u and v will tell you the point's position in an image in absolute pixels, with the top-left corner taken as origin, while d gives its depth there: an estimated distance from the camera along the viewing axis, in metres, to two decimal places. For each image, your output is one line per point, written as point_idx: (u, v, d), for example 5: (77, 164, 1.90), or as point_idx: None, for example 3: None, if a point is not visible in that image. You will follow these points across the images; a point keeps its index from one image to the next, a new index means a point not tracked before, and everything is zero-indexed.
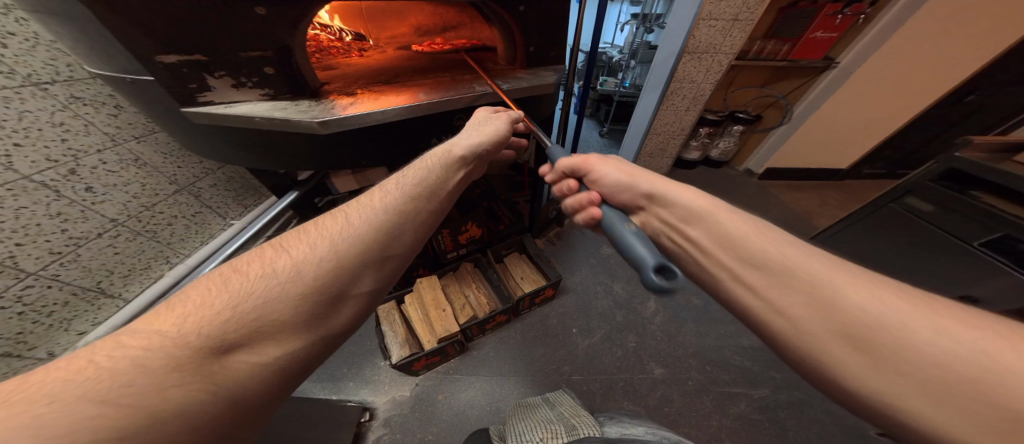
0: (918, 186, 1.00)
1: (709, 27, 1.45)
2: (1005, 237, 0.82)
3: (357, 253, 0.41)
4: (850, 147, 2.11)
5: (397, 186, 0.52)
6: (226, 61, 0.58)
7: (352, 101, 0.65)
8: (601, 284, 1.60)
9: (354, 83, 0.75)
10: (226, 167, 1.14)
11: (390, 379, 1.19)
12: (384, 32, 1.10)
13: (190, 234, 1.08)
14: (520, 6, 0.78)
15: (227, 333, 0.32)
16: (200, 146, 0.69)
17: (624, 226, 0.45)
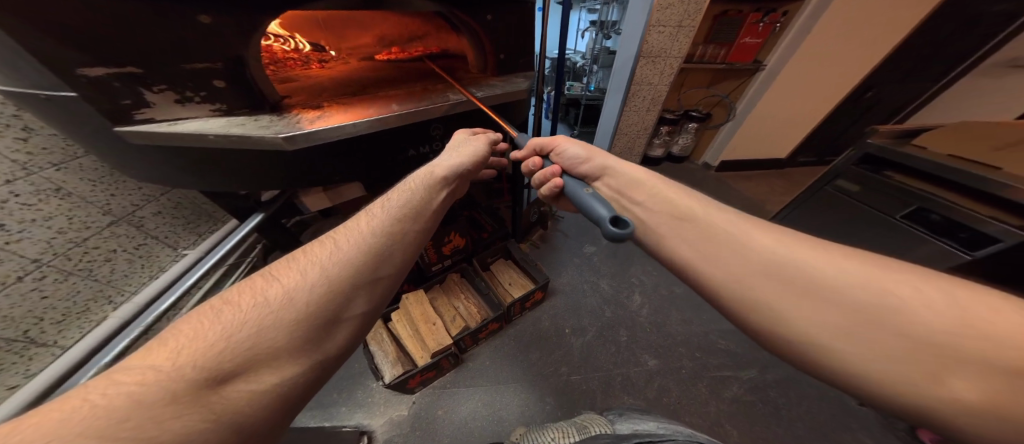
0: (843, 170, 1.10)
1: (659, 33, 1.66)
2: (919, 209, 0.90)
3: (350, 273, 0.36)
4: (788, 138, 2.21)
5: (384, 208, 0.47)
6: (165, 74, 0.55)
7: (320, 114, 0.61)
8: (588, 281, 1.59)
9: (318, 96, 0.72)
10: (170, 192, 1.02)
11: (385, 400, 1.15)
12: (346, 43, 1.06)
13: (134, 270, 0.96)
14: (487, 15, 0.77)
15: (221, 365, 0.27)
16: (144, 168, 0.63)
17: (582, 190, 0.49)
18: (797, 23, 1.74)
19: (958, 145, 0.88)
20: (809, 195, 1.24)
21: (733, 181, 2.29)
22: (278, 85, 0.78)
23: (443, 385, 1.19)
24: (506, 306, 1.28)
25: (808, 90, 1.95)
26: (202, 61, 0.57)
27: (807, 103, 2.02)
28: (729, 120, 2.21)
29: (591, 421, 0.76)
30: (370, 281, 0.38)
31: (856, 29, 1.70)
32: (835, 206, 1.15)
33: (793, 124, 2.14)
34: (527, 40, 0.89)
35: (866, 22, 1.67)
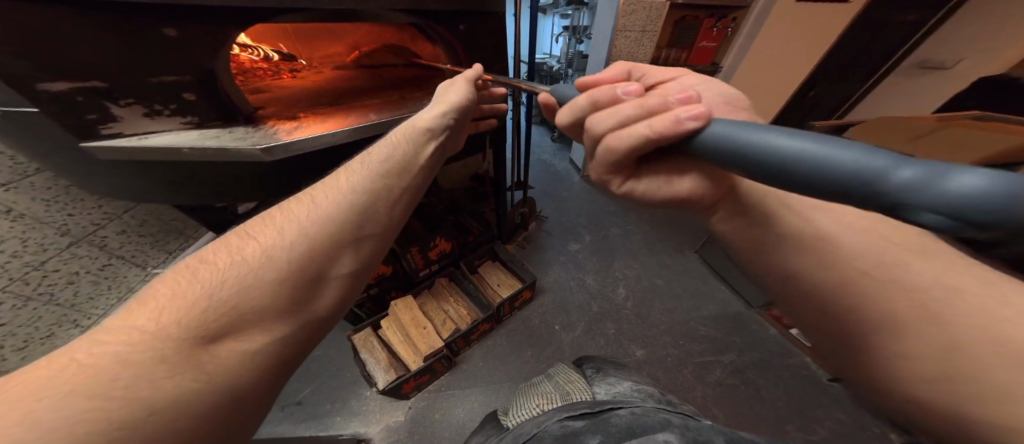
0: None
1: (626, 38, 1.76)
2: None
3: (331, 234, 0.35)
4: None
5: (364, 165, 0.44)
6: (132, 86, 0.53)
7: (298, 124, 0.61)
8: (574, 278, 1.63)
9: (293, 106, 0.72)
10: (135, 208, 0.94)
11: (380, 407, 1.13)
12: (318, 52, 1.05)
13: (101, 291, 0.91)
14: (459, 26, 0.80)
15: (207, 325, 0.27)
16: (111, 181, 0.60)
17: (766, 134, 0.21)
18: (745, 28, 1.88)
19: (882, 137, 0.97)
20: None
21: None
22: (249, 96, 0.76)
23: (438, 389, 1.19)
24: (495, 306, 1.30)
25: (762, 89, 2.12)
26: (171, 74, 0.56)
27: (762, 101, 2.18)
28: None
29: (572, 385, 0.79)
30: (352, 237, 0.37)
31: (798, 33, 1.87)
32: None
33: None
34: (500, 48, 0.92)
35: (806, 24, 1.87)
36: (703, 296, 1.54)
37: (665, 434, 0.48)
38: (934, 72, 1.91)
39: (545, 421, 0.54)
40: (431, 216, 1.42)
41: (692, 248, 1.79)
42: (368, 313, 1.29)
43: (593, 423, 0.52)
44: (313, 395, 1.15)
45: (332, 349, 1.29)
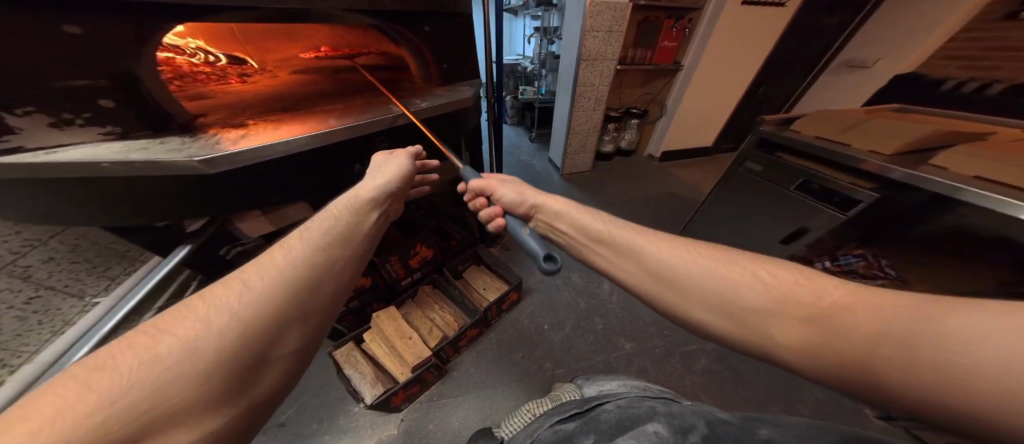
0: (748, 154, 1.20)
1: (594, 38, 1.80)
2: (805, 182, 1.03)
3: (271, 311, 0.31)
4: (712, 127, 2.49)
5: (306, 237, 0.39)
6: (34, 94, 0.48)
7: (245, 131, 0.57)
8: (560, 277, 1.63)
9: (240, 113, 0.67)
10: (61, 233, 0.91)
11: (370, 422, 1.07)
12: (272, 55, 1.01)
13: (31, 328, 0.81)
14: (425, 26, 0.77)
15: (109, 435, 0.21)
16: (15, 200, 0.51)
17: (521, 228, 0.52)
18: (701, 29, 1.98)
19: (824, 127, 1.01)
20: (727, 177, 1.31)
21: (677, 170, 2.52)
22: (185, 102, 0.70)
23: (430, 399, 1.15)
24: (482, 310, 1.27)
25: (724, 85, 2.22)
26: (82, 78, 0.51)
27: (725, 97, 2.30)
28: (663, 115, 2.43)
29: (561, 389, 0.80)
30: (297, 318, 0.33)
31: (748, 33, 1.96)
32: (744, 185, 1.26)
33: (716, 114, 2.42)
34: (468, 50, 0.90)
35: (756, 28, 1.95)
36: None
37: (654, 424, 0.43)
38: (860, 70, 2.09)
39: (536, 428, 0.53)
40: (410, 222, 1.37)
41: None
42: (349, 327, 1.22)
43: (584, 423, 0.50)
44: (296, 416, 1.07)
45: (311, 368, 1.21)
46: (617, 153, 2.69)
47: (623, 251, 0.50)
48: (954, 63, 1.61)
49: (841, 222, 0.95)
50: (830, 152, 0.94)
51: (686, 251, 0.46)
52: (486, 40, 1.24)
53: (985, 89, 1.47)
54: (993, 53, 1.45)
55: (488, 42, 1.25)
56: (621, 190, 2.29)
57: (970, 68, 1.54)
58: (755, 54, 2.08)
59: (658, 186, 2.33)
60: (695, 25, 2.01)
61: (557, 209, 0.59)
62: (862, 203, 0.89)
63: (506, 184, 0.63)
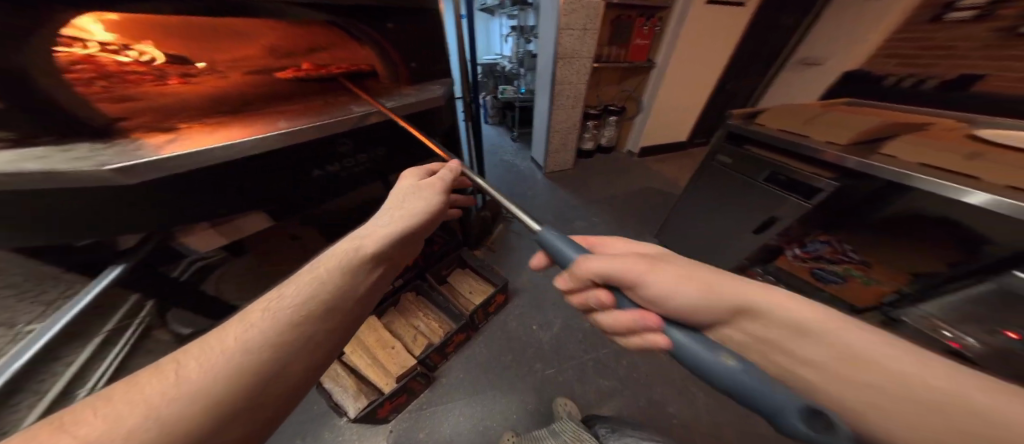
0: (719, 147, 1.23)
1: (570, 36, 1.80)
2: (772, 173, 1.06)
3: (202, 409, 0.26)
4: (687, 122, 2.57)
5: (296, 290, 0.36)
6: None
7: (174, 136, 0.49)
8: (547, 275, 1.63)
9: (174, 117, 0.60)
10: None
11: (359, 434, 1.03)
12: (220, 56, 0.91)
13: None
14: (388, 23, 0.73)
15: None
16: None
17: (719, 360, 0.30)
18: (671, 27, 2.03)
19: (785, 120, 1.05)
20: (701, 170, 1.34)
21: (654, 165, 2.58)
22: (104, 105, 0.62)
23: (420, 407, 1.11)
24: (468, 314, 1.23)
25: (697, 81, 2.29)
26: None
27: (697, 93, 2.37)
28: (640, 112, 2.48)
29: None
30: (244, 401, 0.29)
31: (716, 32, 2.03)
32: (715, 177, 1.29)
33: (690, 110, 2.49)
34: (437, 47, 0.86)
35: (721, 25, 2.01)
36: None
37: None
38: (813, 68, 2.19)
39: None
40: None
41: (650, 233, 1.87)
42: None
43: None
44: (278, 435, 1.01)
45: None
46: (598, 150, 2.73)
47: (792, 338, 0.34)
48: (892, 61, 1.76)
49: (807, 211, 0.97)
50: (792, 144, 0.97)
51: (847, 327, 0.33)
52: (458, 38, 1.21)
53: (921, 84, 1.61)
54: (924, 52, 1.60)
55: (460, 41, 1.22)
56: (603, 186, 2.31)
57: (907, 66, 1.68)
58: (722, 51, 2.15)
59: (637, 181, 2.36)
60: (665, 24, 2.06)
61: (811, 329, 0.33)
62: (823, 191, 0.92)
63: (658, 266, 0.39)
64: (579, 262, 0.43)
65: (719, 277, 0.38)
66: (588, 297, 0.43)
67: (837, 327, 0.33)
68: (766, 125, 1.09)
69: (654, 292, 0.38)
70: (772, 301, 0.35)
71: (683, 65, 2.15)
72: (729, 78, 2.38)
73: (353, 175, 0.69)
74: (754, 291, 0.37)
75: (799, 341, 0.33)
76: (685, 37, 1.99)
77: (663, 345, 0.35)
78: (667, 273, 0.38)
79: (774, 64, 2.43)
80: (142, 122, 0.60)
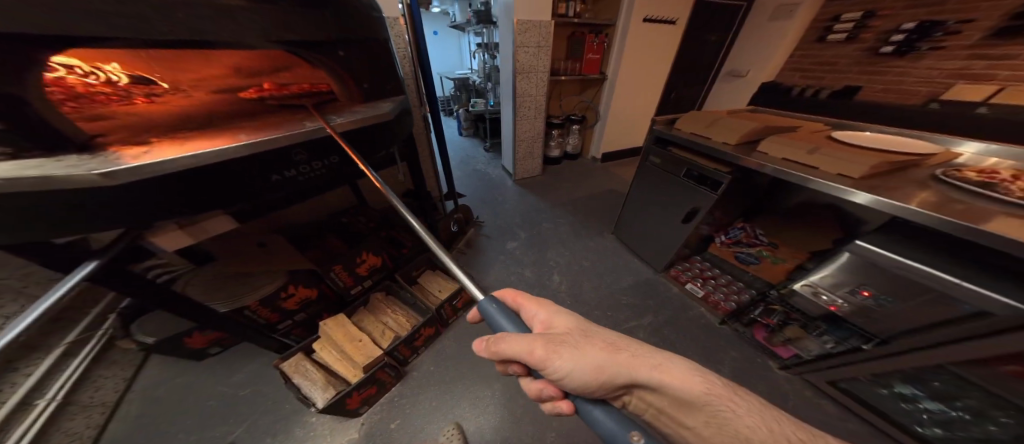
0: (650, 150, 1.43)
1: (526, 53, 1.99)
2: (690, 170, 1.25)
3: None
4: (640, 128, 2.81)
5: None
6: None
7: (147, 149, 0.57)
8: (514, 273, 1.74)
9: (147, 133, 0.67)
10: None
11: (330, 429, 1.08)
12: (184, 76, 0.99)
13: None
14: (340, 52, 0.82)
15: None
16: None
17: (600, 415, 0.41)
18: (616, 44, 2.27)
19: (695, 125, 1.26)
20: (640, 169, 1.53)
21: (615, 169, 2.79)
22: (87, 123, 0.69)
23: (391, 399, 1.18)
24: (433, 309, 1.31)
25: (645, 91, 2.53)
26: None
27: (647, 102, 2.63)
28: (598, 120, 2.71)
29: None
30: None
31: (656, 48, 2.28)
32: (651, 175, 1.47)
33: (641, 119, 2.74)
34: (389, 71, 0.97)
35: (660, 42, 2.27)
36: (623, 269, 1.74)
37: None
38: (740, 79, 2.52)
39: None
40: (358, 232, 1.39)
41: (609, 229, 2.04)
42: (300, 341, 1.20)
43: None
44: (246, 434, 1.03)
45: (258, 384, 1.16)
46: (564, 157, 2.92)
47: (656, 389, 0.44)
48: (795, 74, 2.14)
49: (712, 200, 1.19)
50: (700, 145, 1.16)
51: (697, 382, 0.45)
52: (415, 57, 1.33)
53: (817, 94, 2.00)
54: (818, 67, 1.98)
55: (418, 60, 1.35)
56: (568, 190, 2.47)
57: (806, 78, 2.06)
58: (663, 65, 2.42)
59: (598, 184, 2.55)
60: (611, 41, 2.30)
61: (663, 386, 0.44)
62: (722, 182, 1.13)
63: (556, 349, 0.44)
64: (504, 340, 0.47)
65: (599, 353, 0.44)
66: (506, 367, 0.50)
67: (719, 398, 0.44)
68: (683, 129, 1.30)
69: (554, 372, 0.44)
70: (619, 359, 0.44)
71: (630, 76, 2.38)
72: (675, 89, 2.65)
73: (311, 179, 0.76)
74: (662, 372, 0.45)
75: (679, 409, 0.44)
76: (629, 52, 2.23)
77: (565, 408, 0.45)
78: (563, 355, 0.44)
79: (711, 76, 2.73)
80: (122, 137, 0.63)
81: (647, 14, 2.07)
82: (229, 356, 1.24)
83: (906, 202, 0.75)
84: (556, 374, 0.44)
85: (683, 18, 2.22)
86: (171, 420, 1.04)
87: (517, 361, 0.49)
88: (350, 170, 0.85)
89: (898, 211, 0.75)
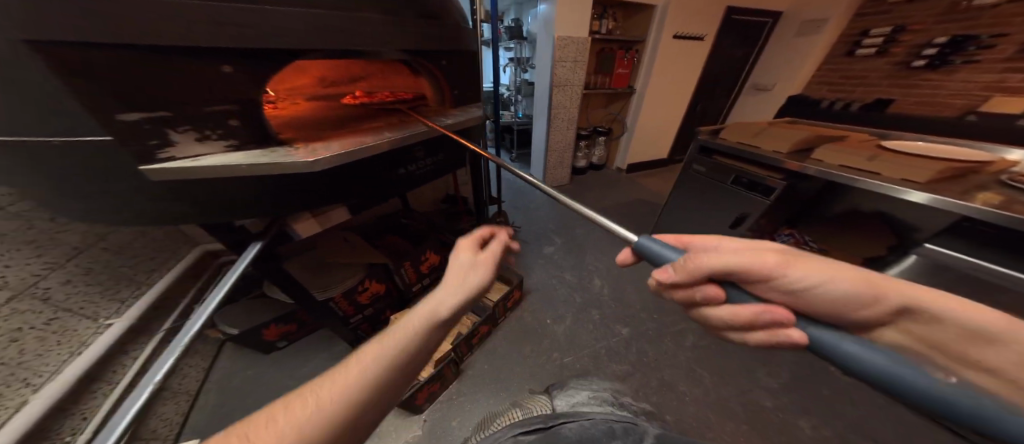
0: (694, 158, 1.48)
1: (564, 67, 2.11)
2: (739, 177, 1.30)
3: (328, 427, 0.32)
4: (665, 140, 2.88)
5: (375, 359, 0.37)
6: (191, 115, 0.56)
7: (314, 143, 0.67)
8: (555, 276, 1.78)
9: (296, 131, 0.77)
10: (106, 239, 0.89)
11: (393, 426, 1.10)
12: (282, 83, 1.10)
13: (49, 348, 0.73)
14: (442, 61, 0.91)
15: None
16: (113, 189, 0.55)
17: (850, 347, 0.27)
18: (645, 60, 2.38)
19: (741, 135, 1.33)
20: (682, 177, 1.58)
21: (641, 179, 2.84)
22: None
23: (450, 398, 1.19)
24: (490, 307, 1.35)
25: (672, 103, 2.63)
26: (220, 104, 0.59)
27: (672, 114, 2.72)
28: (624, 132, 2.78)
29: (534, 403, 0.98)
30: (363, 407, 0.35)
31: (683, 63, 2.39)
32: (695, 183, 1.53)
33: (667, 131, 2.82)
34: (472, 81, 1.07)
35: (686, 58, 2.38)
36: None
37: None
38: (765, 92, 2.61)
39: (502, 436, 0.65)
40: (418, 232, 1.44)
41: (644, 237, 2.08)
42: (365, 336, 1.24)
43: (543, 436, 0.64)
44: None
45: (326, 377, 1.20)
46: (590, 168, 2.99)
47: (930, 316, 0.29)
48: (824, 87, 2.26)
49: (765, 207, 1.22)
50: (752, 153, 1.23)
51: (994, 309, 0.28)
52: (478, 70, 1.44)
53: (848, 106, 2.10)
54: (848, 80, 2.11)
55: None
56: (598, 197, 2.52)
57: (837, 91, 2.18)
58: (688, 80, 2.53)
59: (628, 193, 2.61)
60: (641, 56, 2.41)
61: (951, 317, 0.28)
62: (777, 190, 1.17)
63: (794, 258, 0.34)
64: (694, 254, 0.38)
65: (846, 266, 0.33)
66: (696, 292, 0.38)
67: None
68: (728, 139, 1.37)
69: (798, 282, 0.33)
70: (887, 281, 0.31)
71: (659, 88, 2.48)
72: (699, 103, 2.74)
73: (422, 173, 0.90)
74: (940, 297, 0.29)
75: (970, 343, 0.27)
76: (659, 67, 2.34)
77: (800, 340, 0.32)
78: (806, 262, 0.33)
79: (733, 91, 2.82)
80: (294, 135, 0.74)
81: (676, 31, 2.19)
82: (295, 349, 1.29)
83: (968, 201, 0.80)
84: (779, 286, 0.34)
85: (710, 35, 2.34)
86: (247, 407, 1.08)
87: (711, 281, 0.38)
88: (444, 166, 0.98)
89: (959, 209, 0.80)
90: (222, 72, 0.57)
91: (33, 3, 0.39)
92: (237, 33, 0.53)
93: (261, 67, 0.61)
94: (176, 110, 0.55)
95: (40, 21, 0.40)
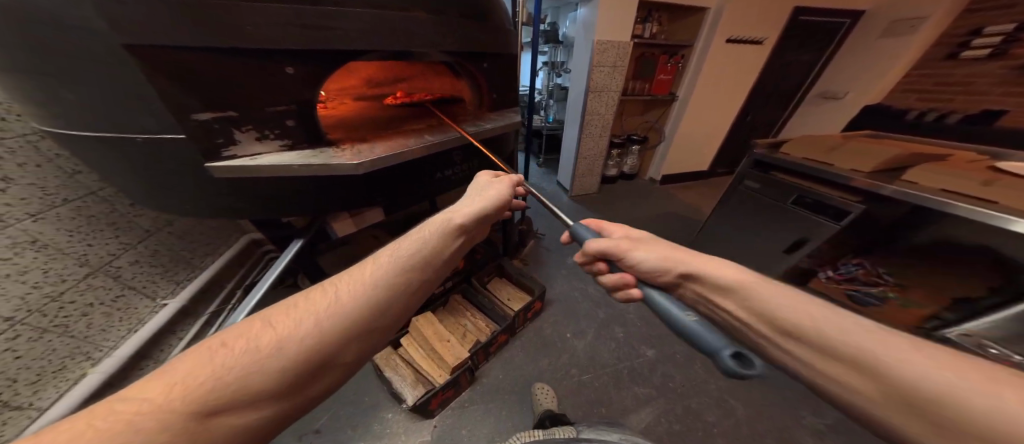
0: (746, 173, 1.36)
1: (602, 72, 2.04)
2: (800, 196, 1.16)
3: (347, 318, 0.32)
4: (704, 150, 2.69)
5: (392, 256, 0.40)
6: (255, 116, 0.59)
7: (361, 144, 0.68)
8: (578, 288, 1.70)
9: (344, 131, 0.79)
10: (172, 225, 0.97)
11: (403, 428, 1.08)
12: (332, 83, 1.14)
13: (112, 324, 0.81)
14: (484, 63, 0.90)
15: (277, 365, 0.28)
16: (180, 181, 0.60)
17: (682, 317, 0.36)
18: (691, 65, 2.24)
19: (804, 150, 1.20)
20: (729, 193, 1.46)
21: (675, 191, 2.67)
22: None
23: (462, 404, 1.16)
24: (512, 315, 1.32)
25: (717, 111, 2.44)
26: (282, 104, 0.62)
27: (716, 123, 2.53)
28: (662, 140, 2.63)
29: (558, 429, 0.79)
30: (382, 303, 0.36)
31: (734, 67, 2.22)
32: (744, 201, 1.39)
33: (710, 140, 2.62)
34: (510, 85, 1.05)
35: (740, 63, 2.20)
36: None
37: None
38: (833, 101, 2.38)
39: None
40: None
41: None
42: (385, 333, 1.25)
43: None
44: (331, 423, 1.08)
45: None
46: (620, 177, 2.85)
47: None
48: (911, 95, 2.01)
49: (833, 232, 1.07)
50: (818, 170, 1.10)
51: None
52: None
53: (943, 119, 1.84)
54: (946, 88, 1.85)
55: None
56: (628, 206, 2.39)
57: (930, 101, 1.92)
58: (739, 86, 2.34)
59: (659, 205, 2.46)
60: (687, 62, 2.27)
61: None
62: (852, 214, 1.01)
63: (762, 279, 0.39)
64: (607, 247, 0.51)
65: None
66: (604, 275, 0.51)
67: None
68: (789, 154, 1.24)
69: None
70: None
71: (704, 94, 2.31)
72: (746, 112, 2.53)
73: (456, 177, 0.89)
74: None
75: None
76: (706, 73, 2.19)
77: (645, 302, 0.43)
78: None
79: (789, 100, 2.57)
80: (342, 135, 0.77)
81: (729, 34, 2.04)
82: None
83: None
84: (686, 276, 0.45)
85: (768, 38, 2.14)
86: None
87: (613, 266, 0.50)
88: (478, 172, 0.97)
89: None
90: (285, 73, 0.59)
91: (134, 10, 0.43)
92: (302, 34, 0.55)
93: (322, 67, 0.62)
94: (241, 111, 0.58)
95: (139, 28, 0.44)
